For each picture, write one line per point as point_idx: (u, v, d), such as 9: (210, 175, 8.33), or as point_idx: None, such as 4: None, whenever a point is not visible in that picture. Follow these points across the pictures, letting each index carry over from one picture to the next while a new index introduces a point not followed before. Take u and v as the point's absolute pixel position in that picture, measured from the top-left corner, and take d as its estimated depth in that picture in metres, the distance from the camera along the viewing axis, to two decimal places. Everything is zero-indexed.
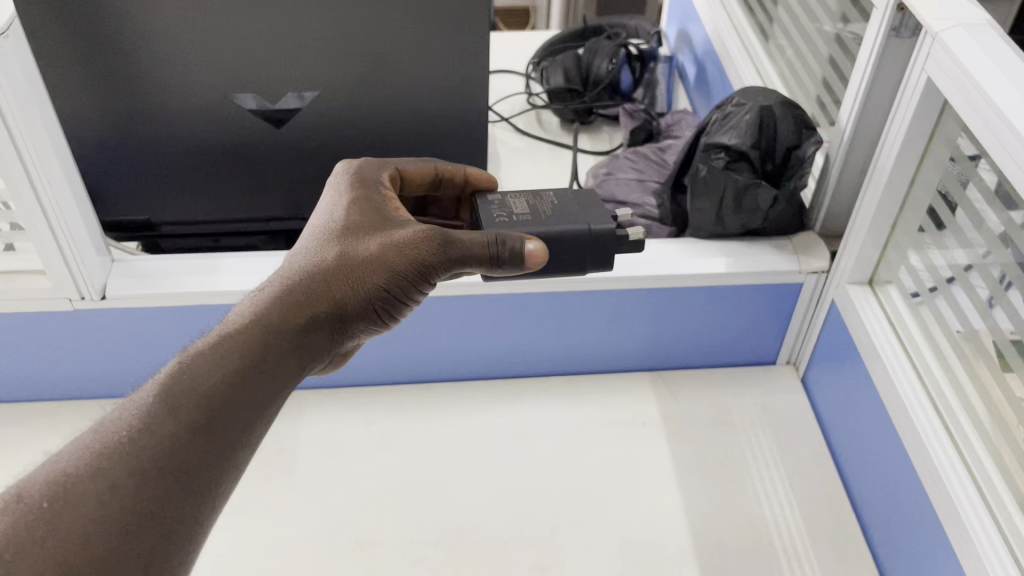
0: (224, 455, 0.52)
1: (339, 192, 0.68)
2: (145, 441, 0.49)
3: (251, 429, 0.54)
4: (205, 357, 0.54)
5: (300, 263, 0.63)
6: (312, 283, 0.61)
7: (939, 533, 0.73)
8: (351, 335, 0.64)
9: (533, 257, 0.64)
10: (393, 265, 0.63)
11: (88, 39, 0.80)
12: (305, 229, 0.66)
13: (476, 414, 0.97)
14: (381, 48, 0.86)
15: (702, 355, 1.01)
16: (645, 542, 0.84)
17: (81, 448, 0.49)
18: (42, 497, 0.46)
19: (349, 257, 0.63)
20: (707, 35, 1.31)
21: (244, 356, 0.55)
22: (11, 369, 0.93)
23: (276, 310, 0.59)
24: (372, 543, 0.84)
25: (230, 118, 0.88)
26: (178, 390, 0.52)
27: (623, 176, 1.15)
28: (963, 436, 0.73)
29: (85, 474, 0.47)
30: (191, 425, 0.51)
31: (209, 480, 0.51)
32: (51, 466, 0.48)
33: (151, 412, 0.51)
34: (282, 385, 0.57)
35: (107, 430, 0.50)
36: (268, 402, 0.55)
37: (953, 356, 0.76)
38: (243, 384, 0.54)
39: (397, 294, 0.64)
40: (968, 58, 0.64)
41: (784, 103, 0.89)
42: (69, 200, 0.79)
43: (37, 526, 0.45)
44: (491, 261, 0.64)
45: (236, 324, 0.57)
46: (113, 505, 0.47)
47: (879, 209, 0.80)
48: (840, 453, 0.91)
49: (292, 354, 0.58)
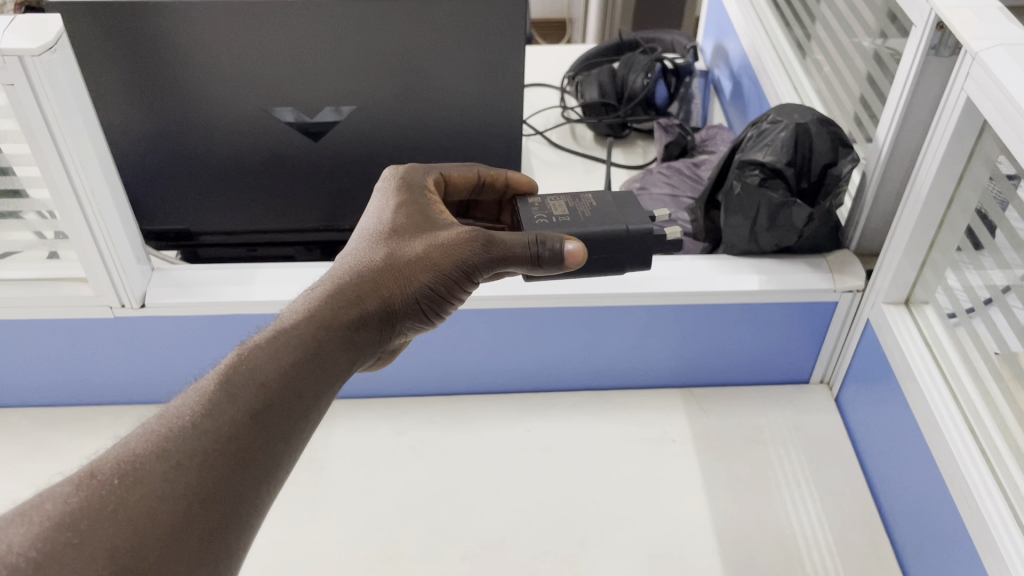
0: (280, 444, 0.53)
1: (385, 197, 0.69)
2: (208, 426, 0.51)
3: (305, 418, 0.55)
4: (262, 349, 0.56)
5: (349, 262, 0.64)
6: (362, 279, 0.62)
7: (973, 558, 0.72)
8: (399, 333, 0.65)
9: (570, 256, 0.64)
10: (439, 263, 0.64)
11: (133, 52, 0.82)
12: (353, 232, 0.68)
13: (505, 428, 0.97)
14: (418, 63, 0.87)
15: (734, 373, 1.00)
16: (674, 558, 0.84)
17: (149, 430, 0.50)
18: (113, 472, 0.48)
19: (397, 257, 0.64)
20: (743, 51, 1.31)
21: (299, 347, 0.56)
22: (50, 375, 0.95)
23: (329, 303, 0.60)
24: (401, 554, 0.85)
25: (269, 131, 0.90)
26: (238, 379, 0.53)
27: (656, 190, 1.15)
28: (1000, 462, 0.72)
29: (155, 453, 0.49)
30: (250, 411, 0.52)
31: (267, 467, 0.52)
32: (121, 446, 0.50)
33: (213, 399, 0.52)
34: (335, 377, 0.58)
35: (171, 416, 0.51)
36: (320, 393, 0.56)
37: (991, 379, 0.75)
38: (298, 374, 0.55)
39: (443, 292, 0.65)
40: (1009, 78, 0.64)
41: (820, 120, 0.88)
42: (112, 211, 0.81)
43: (111, 498, 0.46)
44: (531, 261, 0.65)
45: (291, 317, 0.59)
46: (182, 481, 0.48)
47: (916, 228, 0.80)
48: (873, 474, 0.90)
49: (344, 347, 0.59)
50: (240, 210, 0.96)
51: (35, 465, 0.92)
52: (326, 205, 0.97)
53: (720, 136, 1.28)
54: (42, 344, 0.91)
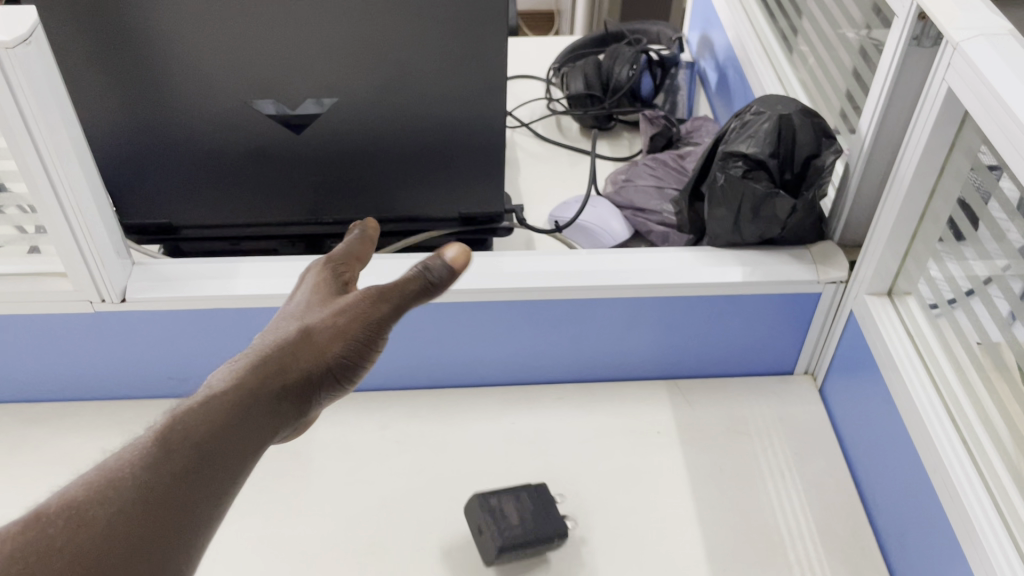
0: (214, 507, 0.49)
1: (317, 272, 0.67)
2: (145, 478, 0.47)
3: (236, 484, 0.51)
4: (195, 410, 0.52)
5: (279, 330, 0.61)
6: (291, 342, 0.59)
7: (954, 547, 0.73)
8: (331, 401, 0.60)
9: (459, 265, 0.61)
10: (360, 321, 0.59)
11: (111, 44, 0.81)
12: (286, 307, 0.65)
13: (489, 420, 0.97)
14: (401, 55, 0.86)
15: (719, 364, 1.00)
16: (658, 552, 0.84)
17: (88, 480, 0.47)
18: (59, 516, 0.44)
19: (326, 317, 0.60)
20: (729, 42, 1.30)
21: (230, 410, 0.53)
22: (29, 370, 0.94)
23: (264, 364, 0.57)
24: (385, 548, 0.85)
25: (251, 123, 0.89)
26: (176, 436, 0.50)
27: (641, 182, 1.15)
28: (982, 452, 0.73)
29: (95, 503, 0.45)
30: (183, 470, 0.48)
31: (201, 529, 0.48)
32: (60, 493, 0.46)
33: (153, 453, 0.49)
34: (263, 443, 0.54)
35: (110, 466, 0.48)
36: (249, 461, 0.52)
37: (972, 369, 0.75)
38: (230, 436, 0.52)
39: (361, 355, 0.60)
40: (990, 69, 0.64)
41: (803, 111, 0.88)
42: (91, 205, 0.80)
43: (46, 545, 0.43)
44: (430, 289, 0.60)
45: (221, 380, 0.55)
46: (118, 538, 0.45)
47: (898, 218, 0.79)
48: (857, 465, 0.90)
49: (274, 412, 0.55)
50: (223, 203, 0.96)
51: (17, 461, 0.92)
52: (308, 197, 0.97)
53: (706, 127, 1.27)
54: (23, 339, 0.90)
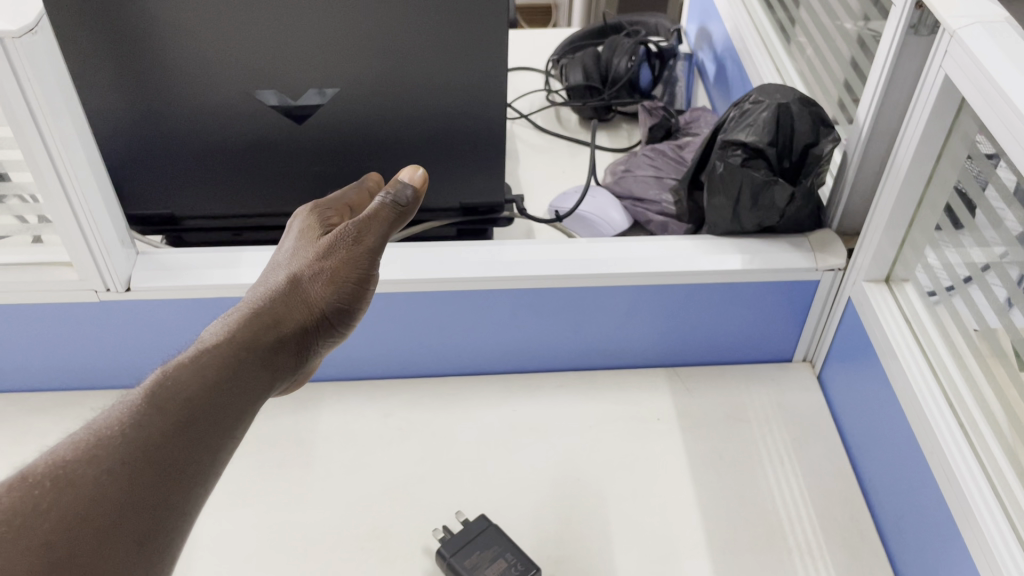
0: (208, 455, 0.53)
1: (289, 233, 0.72)
2: (138, 435, 0.51)
3: (229, 433, 0.55)
4: (183, 368, 0.56)
5: (262, 290, 0.66)
6: (274, 302, 0.64)
7: (951, 529, 0.74)
8: (317, 350, 0.66)
9: (418, 183, 0.69)
10: (340, 272, 0.66)
11: (115, 35, 0.82)
12: (266, 268, 0.69)
13: (491, 408, 0.98)
14: (403, 46, 0.87)
15: (718, 352, 1.01)
16: (658, 536, 0.85)
17: (75, 440, 0.50)
18: (46, 475, 0.47)
19: (306, 274, 0.66)
20: (727, 33, 1.31)
21: (220, 365, 0.57)
22: (34, 359, 0.94)
23: (249, 324, 0.61)
24: (388, 533, 0.85)
25: (254, 113, 0.90)
26: (164, 394, 0.53)
27: (641, 172, 1.15)
28: (979, 436, 0.74)
29: (83, 458, 0.48)
30: (175, 425, 0.52)
31: (196, 477, 0.52)
32: (49, 454, 0.49)
33: (140, 411, 0.52)
34: (257, 393, 0.59)
35: (99, 426, 0.51)
36: (243, 410, 0.57)
37: (970, 355, 0.76)
38: (221, 390, 0.56)
39: (343, 304, 0.66)
40: (986, 57, 0.65)
41: (802, 99, 0.89)
42: (95, 194, 0.81)
43: (41, 499, 0.46)
44: (399, 212, 0.67)
45: (210, 340, 0.59)
46: (111, 486, 0.48)
47: (896, 206, 0.80)
48: (856, 451, 0.91)
49: (264, 366, 0.60)
50: (226, 193, 0.97)
51: (22, 449, 0.93)
52: (310, 188, 0.97)
53: (705, 118, 1.27)
54: (28, 329, 0.91)
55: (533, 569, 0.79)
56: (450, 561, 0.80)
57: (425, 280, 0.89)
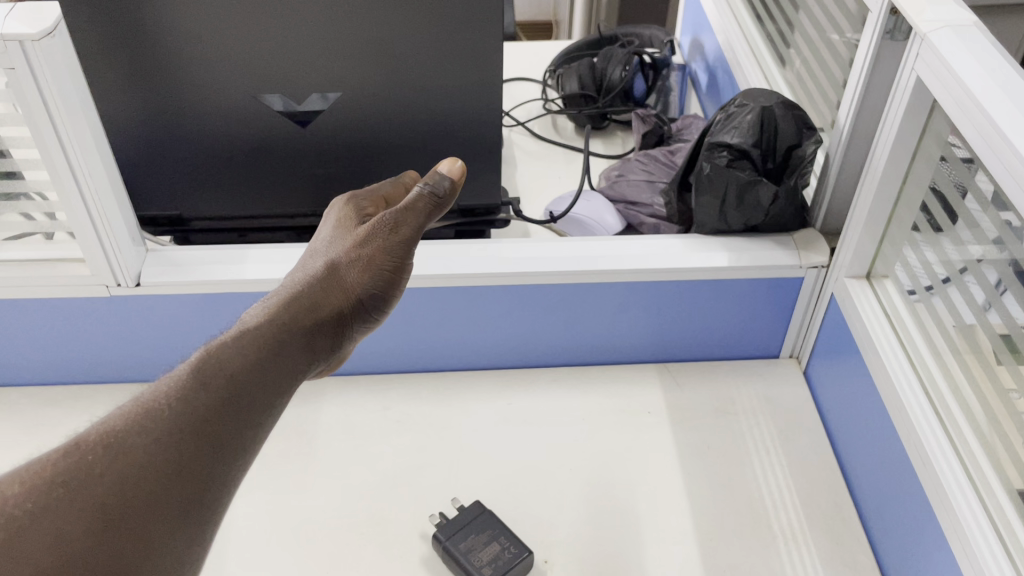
0: (248, 431, 0.56)
1: (328, 226, 0.76)
2: (183, 408, 0.54)
3: (268, 410, 0.58)
4: (227, 347, 0.59)
5: (300, 278, 0.69)
6: (312, 288, 0.67)
7: (928, 513, 0.77)
8: (350, 335, 0.70)
9: (457, 175, 0.72)
10: (374, 261, 0.70)
11: (127, 40, 0.86)
12: (305, 257, 0.74)
13: (487, 401, 1.01)
14: (404, 55, 0.91)
15: (707, 349, 1.04)
16: (649, 523, 0.88)
17: (125, 411, 0.53)
18: (97, 443, 0.50)
19: (341, 265, 0.70)
20: (718, 45, 1.35)
21: (261, 347, 0.60)
22: (47, 354, 0.98)
23: (288, 308, 0.65)
24: (387, 519, 0.88)
25: (260, 118, 0.94)
26: (208, 370, 0.57)
27: (634, 177, 1.19)
28: (957, 429, 0.76)
29: (134, 429, 0.51)
30: (219, 399, 0.55)
31: (236, 451, 0.55)
32: (100, 425, 0.52)
33: (184, 387, 0.55)
34: (295, 375, 0.62)
35: (145, 399, 0.54)
36: (281, 389, 0.60)
37: (949, 352, 0.79)
38: (261, 369, 0.59)
39: (377, 291, 0.70)
40: (955, 60, 0.68)
41: (785, 103, 0.93)
42: (108, 191, 0.84)
43: (94, 464, 0.49)
44: (436, 203, 0.71)
45: (252, 321, 0.63)
46: (160, 454, 0.51)
47: (874, 204, 0.84)
48: (839, 441, 0.94)
49: (301, 349, 0.64)
50: (232, 194, 1.00)
51: (36, 439, 0.96)
52: (313, 190, 1.01)
53: (696, 125, 1.31)
54: (42, 323, 0.94)
55: (526, 552, 0.82)
56: (446, 545, 0.83)
57: (423, 276, 0.92)
